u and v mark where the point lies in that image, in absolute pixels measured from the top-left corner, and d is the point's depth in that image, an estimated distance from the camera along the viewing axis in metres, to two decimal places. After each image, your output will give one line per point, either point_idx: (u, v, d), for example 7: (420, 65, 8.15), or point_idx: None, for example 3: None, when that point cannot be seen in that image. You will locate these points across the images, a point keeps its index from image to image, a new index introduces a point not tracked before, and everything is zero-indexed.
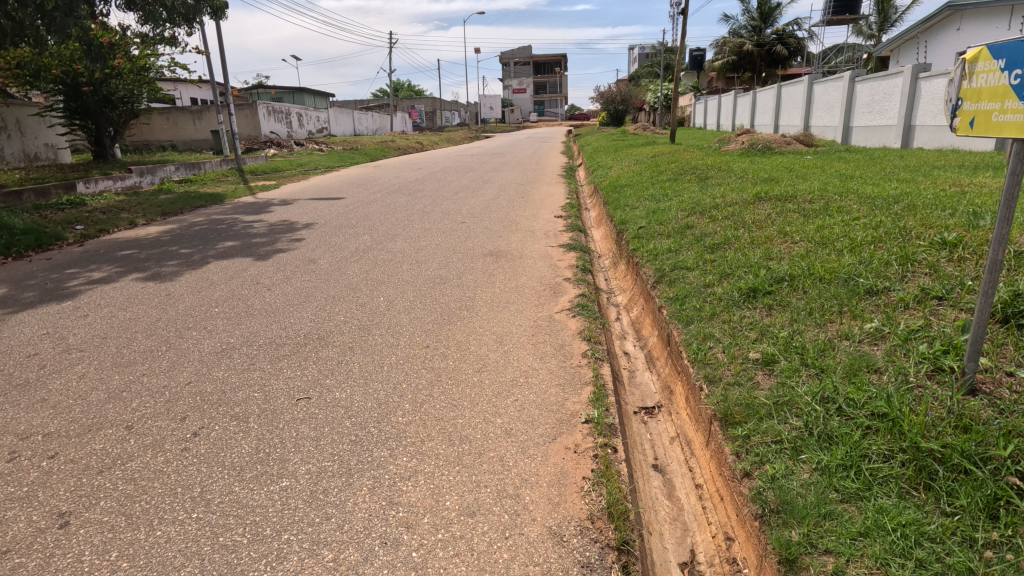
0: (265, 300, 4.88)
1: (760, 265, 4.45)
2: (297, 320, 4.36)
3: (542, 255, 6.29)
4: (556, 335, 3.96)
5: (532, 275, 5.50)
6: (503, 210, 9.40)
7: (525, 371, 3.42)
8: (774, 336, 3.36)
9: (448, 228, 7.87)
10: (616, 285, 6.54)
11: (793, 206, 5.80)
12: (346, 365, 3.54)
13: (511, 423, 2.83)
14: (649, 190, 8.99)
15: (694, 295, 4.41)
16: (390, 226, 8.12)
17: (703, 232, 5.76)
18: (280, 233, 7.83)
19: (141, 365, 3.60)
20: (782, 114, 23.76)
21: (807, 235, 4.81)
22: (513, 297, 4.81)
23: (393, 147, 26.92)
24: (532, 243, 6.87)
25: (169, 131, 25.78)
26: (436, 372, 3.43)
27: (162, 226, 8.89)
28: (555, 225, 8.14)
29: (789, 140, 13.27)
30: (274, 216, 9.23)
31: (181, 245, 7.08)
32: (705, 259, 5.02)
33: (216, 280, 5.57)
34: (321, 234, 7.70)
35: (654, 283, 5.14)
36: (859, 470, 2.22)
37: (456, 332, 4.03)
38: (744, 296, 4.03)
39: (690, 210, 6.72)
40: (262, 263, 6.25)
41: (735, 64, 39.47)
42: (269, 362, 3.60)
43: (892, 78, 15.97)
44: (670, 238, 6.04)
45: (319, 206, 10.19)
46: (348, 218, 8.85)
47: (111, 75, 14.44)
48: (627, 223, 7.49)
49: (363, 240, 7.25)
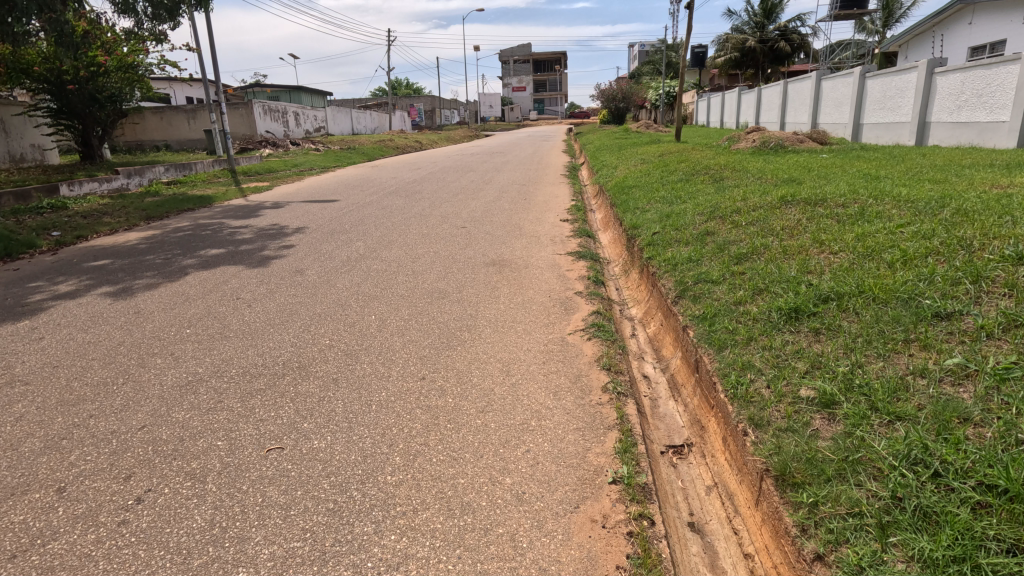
0: (243, 320, 4.38)
1: (798, 280, 3.95)
2: (277, 345, 3.86)
3: (549, 264, 5.80)
4: (571, 363, 3.47)
5: (539, 288, 5.01)
6: (505, 213, 8.91)
7: (537, 411, 2.93)
8: (830, 370, 2.87)
9: (447, 233, 7.38)
10: (629, 296, 6.05)
11: (824, 210, 5.31)
12: (328, 404, 3.05)
13: (523, 485, 2.35)
14: (661, 192, 8.48)
15: (724, 314, 3.92)
16: (385, 232, 7.61)
17: (726, 240, 5.27)
18: (268, 239, 7.33)
19: (90, 403, 3.10)
20: (789, 111, 23.23)
21: (847, 244, 4.32)
22: (519, 316, 4.32)
23: (391, 147, 26.39)
24: (538, 251, 6.37)
25: (163, 131, 25.31)
26: (433, 412, 2.93)
27: (144, 232, 8.38)
28: (561, 230, 7.63)
29: (802, 138, 12.74)
30: (264, 221, 8.72)
31: (160, 253, 6.58)
32: (732, 271, 4.53)
33: (192, 295, 5.07)
34: (312, 240, 7.19)
35: (675, 297, 4.65)
36: (977, 566, 1.72)
37: (456, 359, 3.54)
38: (785, 318, 3.54)
39: (709, 215, 6.24)
40: (246, 273, 5.73)
41: (738, 60, 38.96)
42: (239, 399, 3.10)
43: (905, 74, 15.45)
44: (689, 247, 5.54)
45: (312, 209, 9.67)
46: (341, 222, 8.34)
47: (98, 73, 13.95)
48: (639, 227, 7.01)
49: (356, 247, 6.74)
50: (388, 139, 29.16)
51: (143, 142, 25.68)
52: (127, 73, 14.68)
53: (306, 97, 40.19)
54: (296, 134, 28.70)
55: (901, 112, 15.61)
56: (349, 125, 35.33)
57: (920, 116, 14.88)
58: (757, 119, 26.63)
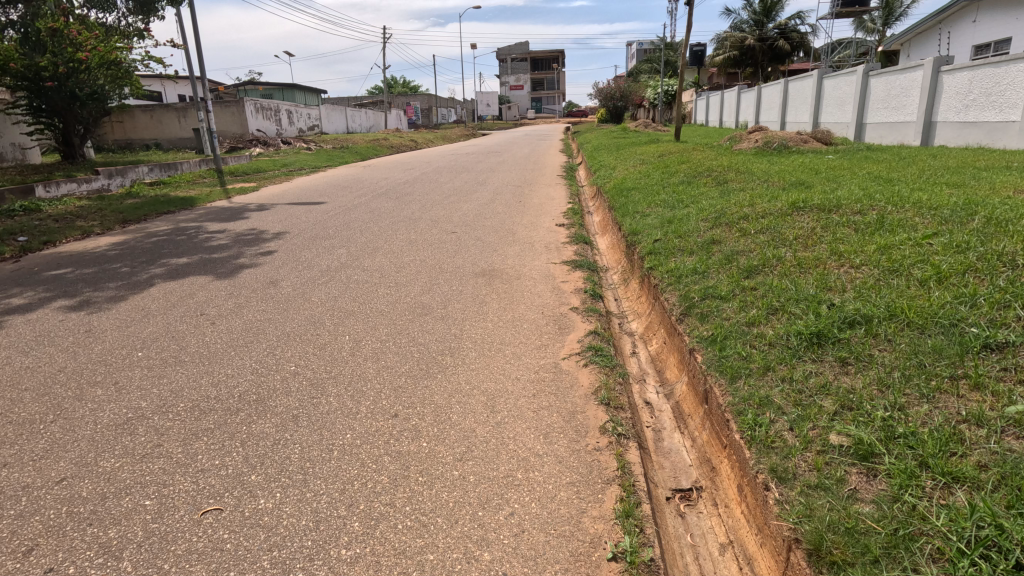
0: (203, 341, 3.95)
1: (819, 298, 3.56)
2: (235, 372, 3.44)
3: (543, 275, 5.39)
4: (565, 396, 3.07)
5: (532, 303, 4.59)
6: (499, 217, 8.50)
7: (525, 459, 2.52)
8: (865, 412, 2.47)
9: (436, 240, 6.96)
10: (628, 308, 5.65)
11: (840, 218, 4.91)
12: (284, 450, 2.63)
13: (506, 564, 1.95)
14: (662, 195, 8.09)
15: (736, 338, 3.52)
16: (371, 238, 7.19)
17: (734, 250, 4.87)
18: (246, 244, 6.90)
19: (7, 448, 2.68)
20: (789, 110, 22.87)
21: (869, 257, 3.94)
22: (509, 336, 3.91)
23: (386, 146, 25.93)
24: (532, 260, 5.96)
25: (152, 130, 24.82)
26: (404, 461, 2.52)
27: (117, 236, 7.93)
28: (557, 236, 7.22)
29: (806, 138, 12.36)
30: (245, 224, 8.27)
31: (128, 261, 6.14)
32: (743, 286, 4.13)
33: (153, 310, 4.64)
34: (291, 246, 6.75)
35: (680, 314, 4.25)
36: None
37: (437, 390, 3.13)
38: (806, 344, 3.14)
39: (714, 221, 5.84)
40: (215, 285, 5.30)
41: (737, 59, 38.58)
42: (180, 442, 2.69)
43: (910, 72, 15.09)
44: (694, 257, 5.13)
45: (297, 212, 9.23)
46: (325, 227, 7.91)
47: (78, 70, 13.40)
48: (639, 233, 6.61)
49: (338, 255, 6.32)
50: (382, 138, 28.68)
51: (132, 140, 25.18)
52: (110, 70, 14.20)
53: (300, 95, 39.67)
54: (289, 133, 28.21)
55: (905, 112, 15.24)
56: (344, 124, 34.85)
57: (925, 116, 14.51)
58: (757, 118, 26.26)
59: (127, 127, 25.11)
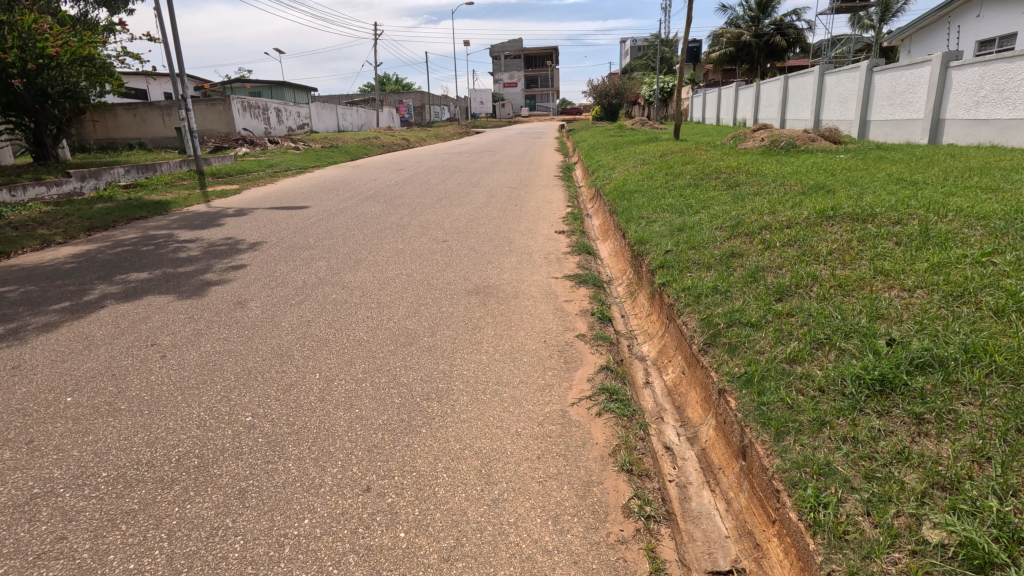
0: (146, 381, 3.36)
1: (873, 330, 3.02)
2: (178, 425, 2.86)
3: (545, 292, 4.83)
4: (577, 459, 2.52)
5: (532, 328, 4.03)
6: (494, 223, 7.94)
7: (532, 560, 1.97)
8: (968, 499, 1.95)
9: (426, 250, 6.38)
10: (638, 328, 5.11)
11: (876, 228, 4.38)
12: (221, 546, 2.05)
13: None
14: (668, 198, 7.55)
15: (777, 379, 2.96)
16: (355, 248, 6.59)
17: (760, 266, 4.33)
18: (217, 255, 6.28)
19: None
20: (789, 108, 22.39)
21: (924, 278, 3.41)
22: (507, 372, 3.35)
23: (377, 145, 25.25)
24: (530, 274, 5.40)
25: (136, 129, 24.08)
26: (375, 565, 1.95)
27: (80, 246, 7.30)
28: (557, 245, 6.66)
29: (814, 136, 11.83)
30: (220, 231, 7.65)
31: (82, 278, 5.52)
32: (776, 311, 3.59)
33: (98, 339, 4.03)
34: (266, 258, 6.14)
35: (702, 343, 3.70)
36: None
37: (422, 452, 2.58)
38: (868, 393, 2.59)
39: (731, 230, 5.30)
40: (174, 305, 4.68)
41: (733, 56, 38.12)
42: (89, 536, 2.10)
43: (917, 68, 14.61)
44: (712, 273, 4.58)
45: (277, 217, 8.61)
46: (306, 235, 7.31)
47: (48, 66, 12.75)
48: (647, 243, 6.05)
49: (317, 269, 5.73)
50: (373, 137, 28.01)
51: (115, 139, 24.40)
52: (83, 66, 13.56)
53: (290, 91, 38.82)
54: (278, 132, 27.50)
55: (912, 109, 14.77)
56: (334, 122, 34.11)
57: (933, 113, 14.04)
58: (755, 115, 25.80)
59: (110, 125, 24.32)
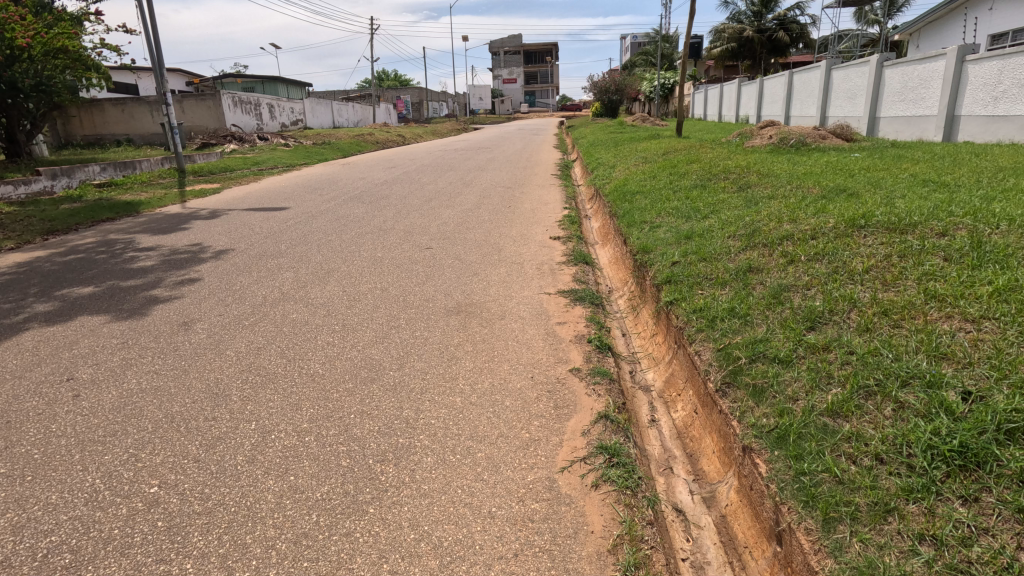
0: (43, 432, 2.74)
1: (939, 377, 2.41)
2: (60, 501, 2.25)
3: (535, 312, 4.22)
4: (567, 558, 1.93)
5: (519, 360, 3.43)
6: (484, 227, 7.33)
7: None
8: None
9: (406, 259, 5.78)
10: (641, 351, 4.52)
11: (919, 240, 3.76)
12: None
13: None
14: (673, 201, 6.94)
15: (818, 439, 2.36)
16: (330, 256, 5.98)
17: (785, 286, 3.72)
18: (175, 265, 5.66)
19: None
20: (795, 104, 21.75)
21: (990, 307, 2.81)
22: (483, 422, 2.75)
23: (371, 141, 24.59)
24: (520, 288, 4.79)
25: (124, 125, 23.42)
26: None
27: (32, 252, 6.66)
28: (551, 253, 6.05)
29: (825, 134, 11.20)
30: (187, 235, 7.03)
31: (18, 292, 4.89)
32: (809, 345, 2.99)
33: (8, 372, 3.41)
34: (228, 268, 5.53)
35: (720, 382, 3.09)
36: None
37: (364, 547, 1.98)
38: (946, 471, 1.99)
39: (747, 240, 4.70)
40: (108, 326, 4.04)
41: (735, 52, 37.44)
42: None
43: (930, 62, 13.97)
44: (728, 292, 3.99)
45: (252, 220, 7.98)
46: (279, 241, 6.69)
47: (17, 58, 12.14)
48: (651, 252, 5.44)
49: (283, 283, 5.12)
50: (368, 133, 27.33)
51: (103, 135, 23.73)
52: (56, 58, 12.99)
53: (283, 87, 38.02)
54: (271, 128, 26.82)
55: (924, 105, 14.13)
56: (329, 118, 33.42)
57: (948, 109, 13.40)
58: (759, 111, 25.14)
59: (97, 121, 23.66)
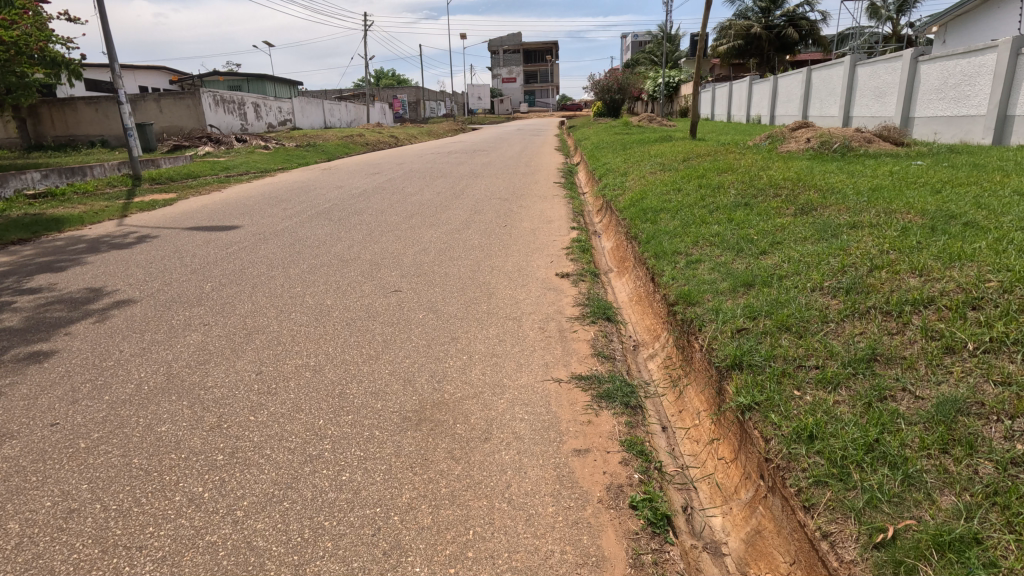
0: None
1: None
2: None
3: (539, 425, 2.70)
4: None
5: (513, 556, 1.92)
6: (472, 258, 5.82)
7: None
8: None
9: (361, 312, 4.26)
10: (695, 464, 3.01)
11: None
12: None
13: None
14: (713, 224, 5.44)
15: None
16: (262, 305, 4.47)
17: (961, 405, 2.20)
18: (46, 322, 4.15)
19: None
20: (813, 103, 20.24)
21: None
22: None
23: (359, 143, 23.02)
24: (515, 371, 3.27)
25: (97, 125, 21.84)
26: None
27: None
28: (560, 299, 4.55)
29: (871, 137, 9.65)
30: (96, 269, 5.52)
31: None
32: None
33: None
34: (115, 328, 4.03)
35: None
36: None
37: None
38: None
39: (850, 300, 3.19)
40: None
41: (743, 49, 35.87)
42: None
43: (976, 56, 12.43)
44: (855, 402, 2.46)
45: (189, 245, 6.48)
46: (207, 278, 5.19)
47: None
48: (698, 304, 3.92)
49: (180, 354, 3.60)
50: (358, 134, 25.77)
51: (75, 136, 22.13)
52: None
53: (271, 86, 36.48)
54: (256, 129, 25.32)
55: (970, 104, 12.55)
56: (319, 119, 31.85)
57: (999, 109, 11.80)
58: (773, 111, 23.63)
59: (69, 121, 22.09)
